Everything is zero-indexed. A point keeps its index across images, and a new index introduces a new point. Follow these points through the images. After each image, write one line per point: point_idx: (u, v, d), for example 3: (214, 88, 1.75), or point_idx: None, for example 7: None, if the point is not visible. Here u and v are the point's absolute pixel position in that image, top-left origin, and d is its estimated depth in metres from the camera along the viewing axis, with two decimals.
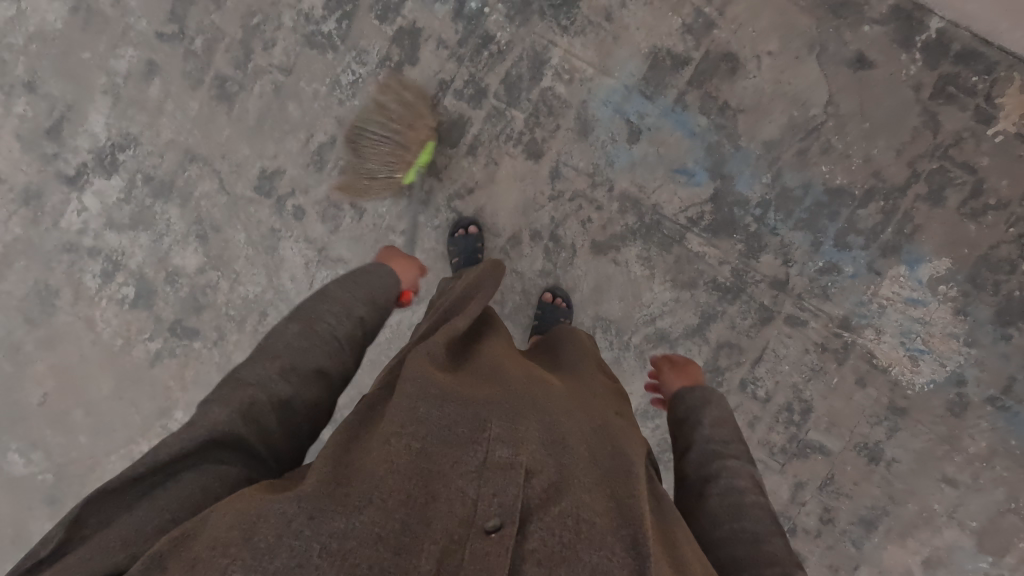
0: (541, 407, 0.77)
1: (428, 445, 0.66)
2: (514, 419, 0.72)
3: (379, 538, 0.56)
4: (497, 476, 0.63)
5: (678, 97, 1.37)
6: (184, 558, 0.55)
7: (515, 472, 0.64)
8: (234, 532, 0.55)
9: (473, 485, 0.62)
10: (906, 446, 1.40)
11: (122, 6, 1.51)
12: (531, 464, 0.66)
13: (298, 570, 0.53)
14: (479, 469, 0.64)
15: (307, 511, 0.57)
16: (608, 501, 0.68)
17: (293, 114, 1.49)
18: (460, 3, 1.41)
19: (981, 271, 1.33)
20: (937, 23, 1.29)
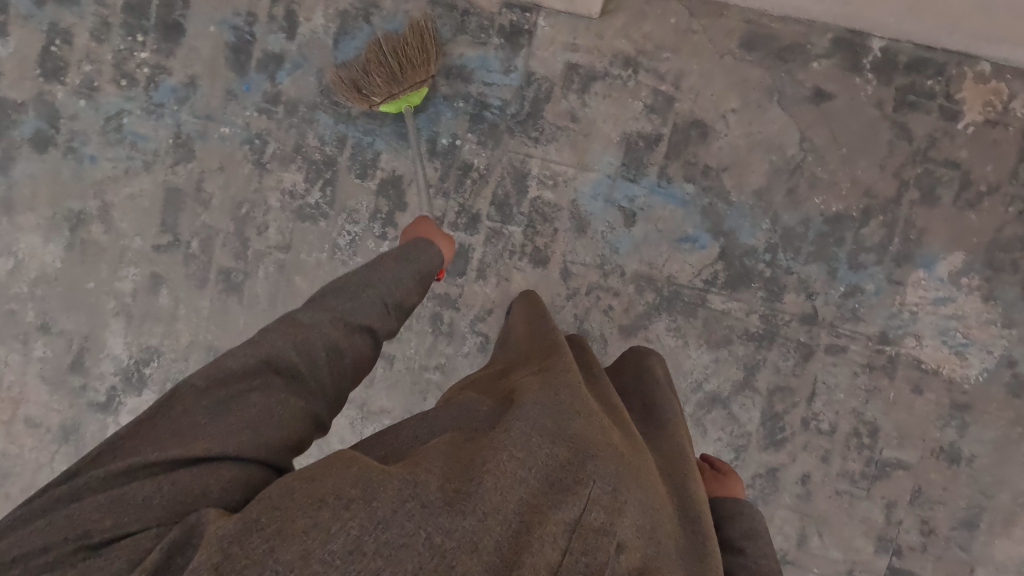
0: (640, 471, 0.73)
1: (535, 474, 0.64)
2: (618, 476, 0.68)
3: (475, 549, 0.57)
4: (588, 537, 0.61)
5: (660, 172, 1.42)
6: (305, 498, 0.58)
7: (606, 540, 0.62)
8: (358, 489, 0.59)
9: (565, 538, 0.60)
10: (981, 439, 1.39)
11: (114, 230, 1.55)
12: (620, 536, 0.64)
13: (402, 548, 0.55)
14: (574, 523, 0.61)
15: (422, 497, 0.59)
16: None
17: (302, 286, 1.52)
18: (433, 143, 1.46)
19: (995, 254, 1.37)
20: (878, 43, 1.36)
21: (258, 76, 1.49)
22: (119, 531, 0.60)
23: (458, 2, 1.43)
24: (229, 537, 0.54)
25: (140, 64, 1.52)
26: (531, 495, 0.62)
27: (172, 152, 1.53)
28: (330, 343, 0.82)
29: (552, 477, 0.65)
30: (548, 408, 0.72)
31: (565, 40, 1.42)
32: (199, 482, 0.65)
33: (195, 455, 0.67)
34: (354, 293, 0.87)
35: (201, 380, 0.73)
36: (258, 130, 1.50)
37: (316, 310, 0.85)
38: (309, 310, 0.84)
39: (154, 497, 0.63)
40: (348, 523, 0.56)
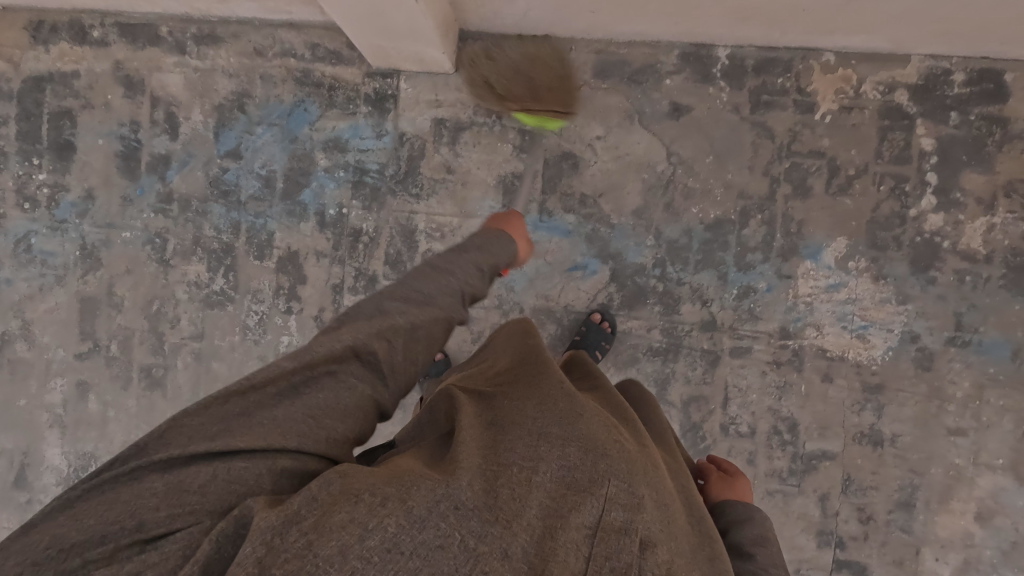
0: (656, 472, 0.67)
1: (549, 480, 0.58)
2: (634, 474, 0.62)
3: (506, 555, 0.51)
4: (609, 540, 0.55)
5: (540, 208, 1.45)
6: (344, 495, 0.52)
7: (629, 540, 0.55)
8: (390, 488, 0.53)
9: (587, 544, 0.54)
10: (901, 418, 1.38)
11: (37, 346, 1.61)
12: (646, 534, 0.57)
13: (440, 550, 0.50)
14: (593, 526, 0.55)
15: (455, 497, 0.53)
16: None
17: (220, 370, 1.56)
18: (321, 215, 1.51)
19: (876, 233, 1.38)
20: (723, 51, 1.40)
21: (150, 178, 1.56)
22: (176, 518, 0.53)
23: (323, 79, 1.49)
24: (269, 528, 0.48)
25: (40, 186, 1.59)
26: (549, 500, 0.56)
27: (80, 263, 1.59)
28: (404, 335, 0.70)
29: (567, 479, 0.59)
30: (567, 411, 0.67)
31: (428, 98, 1.47)
32: (256, 472, 0.57)
33: (242, 447, 0.58)
34: (432, 286, 0.76)
35: (288, 371, 0.63)
36: (157, 229, 1.56)
37: (388, 304, 0.73)
38: (393, 304, 0.72)
39: (211, 486, 0.55)
40: (383, 520, 0.50)
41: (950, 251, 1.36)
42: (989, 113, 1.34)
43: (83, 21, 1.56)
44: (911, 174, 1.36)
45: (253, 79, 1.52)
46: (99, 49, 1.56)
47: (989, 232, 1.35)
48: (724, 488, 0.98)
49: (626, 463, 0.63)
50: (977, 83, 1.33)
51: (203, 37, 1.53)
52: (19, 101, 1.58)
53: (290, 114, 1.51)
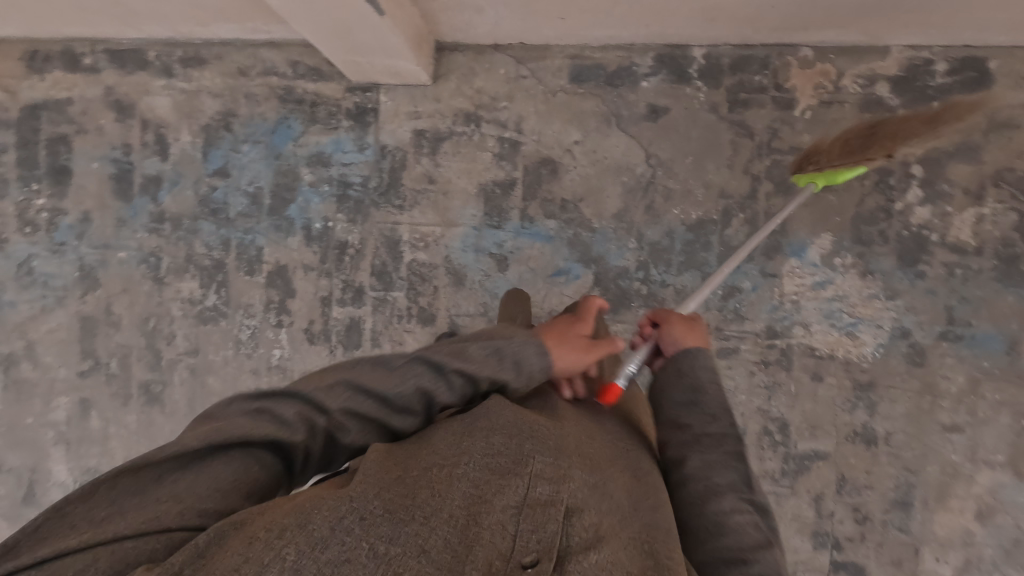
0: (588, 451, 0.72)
1: (475, 473, 0.63)
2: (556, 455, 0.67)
3: (421, 551, 0.53)
4: (536, 515, 0.59)
5: (522, 214, 1.46)
6: (241, 538, 0.53)
7: (554, 510, 0.60)
8: (288, 517, 0.55)
9: (513, 521, 0.58)
10: (893, 415, 1.36)
11: (41, 365, 1.66)
12: (571, 505, 0.61)
13: (348, 564, 0.51)
14: (518, 504, 0.60)
15: (360, 510, 0.55)
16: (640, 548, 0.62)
17: (215, 385, 1.59)
18: (307, 229, 1.54)
19: (861, 228, 1.36)
20: (698, 51, 1.39)
21: (142, 199, 1.60)
22: None
23: (305, 95, 1.52)
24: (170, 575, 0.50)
25: (38, 211, 1.64)
26: (474, 492, 0.61)
27: (79, 284, 1.63)
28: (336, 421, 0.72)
29: (492, 470, 0.63)
30: (482, 411, 0.72)
31: (408, 110, 1.49)
32: (147, 548, 0.58)
33: (144, 526, 0.59)
34: (391, 386, 0.73)
35: (191, 446, 0.66)
36: (151, 248, 1.60)
37: (331, 397, 0.72)
38: (337, 405, 0.71)
39: (90, 571, 0.54)
40: (284, 546, 0.51)
41: (938, 244, 1.33)
42: None
43: (74, 49, 1.61)
44: (895, 167, 1.34)
45: (238, 99, 1.55)
46: (91, 76, 1.60)
47: (978, 223, 1.32)
48: (676, 327, 0.96)
49: (548, 447, 0.68)
50: (959, 71, 1.31)
51: (188, 59, 1.57)
52: (17, 129, 1.64)
53: (274, 131, 1.54)
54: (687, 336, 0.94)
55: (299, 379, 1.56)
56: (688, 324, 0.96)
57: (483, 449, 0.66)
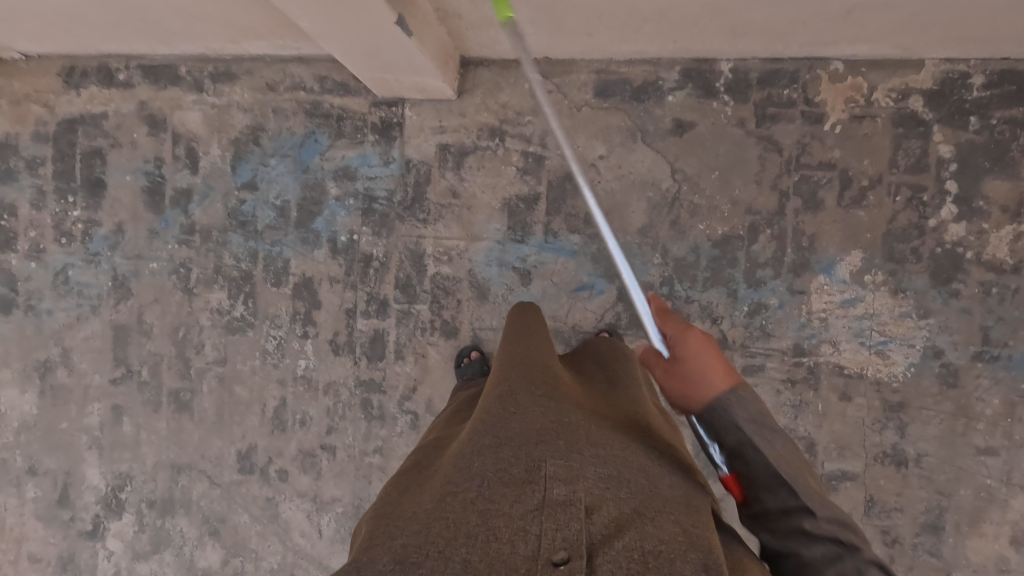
0: (602, 441, 0.64)
1: (485, 489, 0.55)
2: (566, 452, 0.60)
3: None
4: (557, 513, 0.51)
5: (545, 229, 1.46)
6: None
7: (574, 508, 0.52)
8: None
9: (534, 524, 0.50)
10: (925, 437, 1.33)
11: (76, 372, 1.71)
12: (591, 500, 0.54)
13: None
14: (537, 506, 0.52)
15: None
16: (672, 522, 0.55)
17: (242, 394, 1.62)
18: (333, 242, 1.56)
19: (893, 246, 1.33)
20: (726, 65, 1.38)
21: (174, 211, 1.64)
22: None
23: (332, 110, 1.54)
24: None
25: (75, 222, 1.69)
26: (487, 507, 0.52)
27: (113, 294, 1.68)
28: None
29: (502, 481, 0.55)
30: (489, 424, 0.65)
31: (432, 124, 1.50)
32: None
33: None
34: None
35: None
36: (181, 259, 1.64)
37: None
38: None
39: None
40: None
41: (974, 263, 1.30)
42: (1011, 116, 1.27)
43: (110, 65, 1.65)
44: (929, 183, 1.31)
45: (266, 113, 1.58)
46: (125, 91, 1.65)
47: (1016, 241, 1.28)
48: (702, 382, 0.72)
49: (556, 445, 0.60)
50: (998, 85, 1.27)
51: (219, 74, 1.60)
52: (55, 143, 1.69)
53: (301, 145, 1.56)
54: (707, 391, 0.71)
55: (324, 389, 1.58)
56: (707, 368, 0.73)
57: (493, 464, 0.58)
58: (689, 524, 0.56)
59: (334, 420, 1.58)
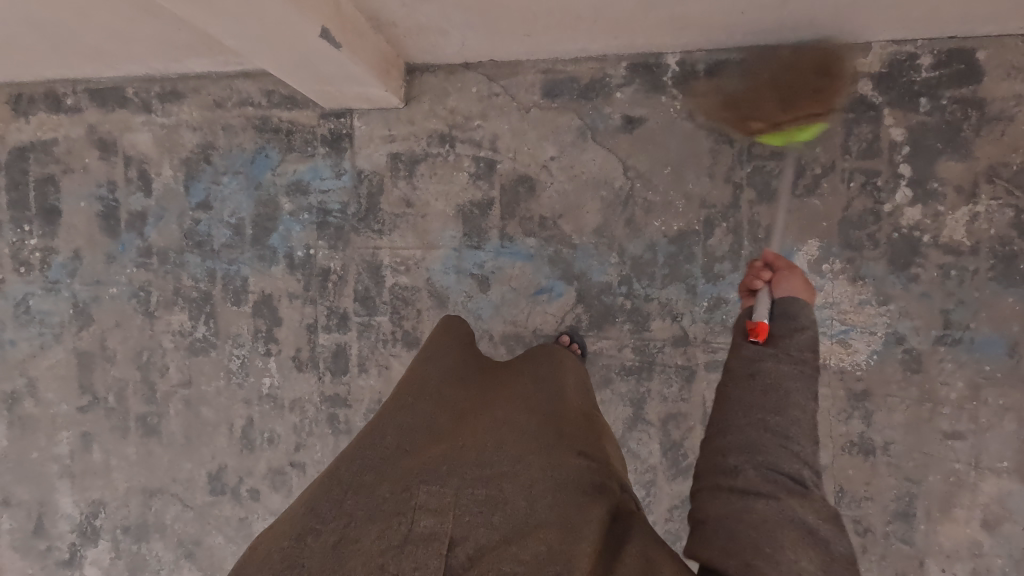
0: (481, 465, 0.76)
1: (357, 525, 0.66)
2: (443, 483, 0.71)
3: None
4: (418, 550, 0.63)
5: (501, 233, 1.44)
6: None
7: (436, 543, 0.64)
8: None
9: (393, 560, 0.62)
10: (891, 425, 1.31)
11: (43, 402, 1.69)
12: (456, 533, 0.66)
13: None
14: (401, 541, 0.64)
15: None
16: (534, 542, 0.67)
17: (209, 415, 1.61)
18: (290, 257, 1.54)
19: (850, 233, 1.31)
20: (672, 58, 1.35)
21: (129, 235, 1.62)
22: None
23: (281, 124, 1.52)
24: None
25: (32, 250, 1.67)
26: (352, 543, 0.64)
27: (74, 321, 1.66)
28: None
29: (377, 517, 0.66)
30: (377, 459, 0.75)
31: (382, 133, 1.48)
32: None
33: None
34: None
35: None
36: (140, 283, 1.62)
37: None
38: None
39: None
40: None
41: (931, 246, 1.28)
42: (962, 95, 1.25)
43: (57, 90, 1.63)
44: (882, 168, 1.29)
45: (216, 131, 1.56)
46: (73, 116, 1.63)
47: (973, 222, 1.26)
48: (794, 281, 0.88)
49: (435, 478, 0.71)
50: (947, 65, 1.25)
51: (166, 94, 1.58)
52: (7, 172, 1.67)
53: (252, 161, 1.55)
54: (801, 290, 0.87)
55: (290, 406, 1.57)
56: (806, 282, 0.89)
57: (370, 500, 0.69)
58: (553, 542, 0.67)
59: (302, 436, 1.57)
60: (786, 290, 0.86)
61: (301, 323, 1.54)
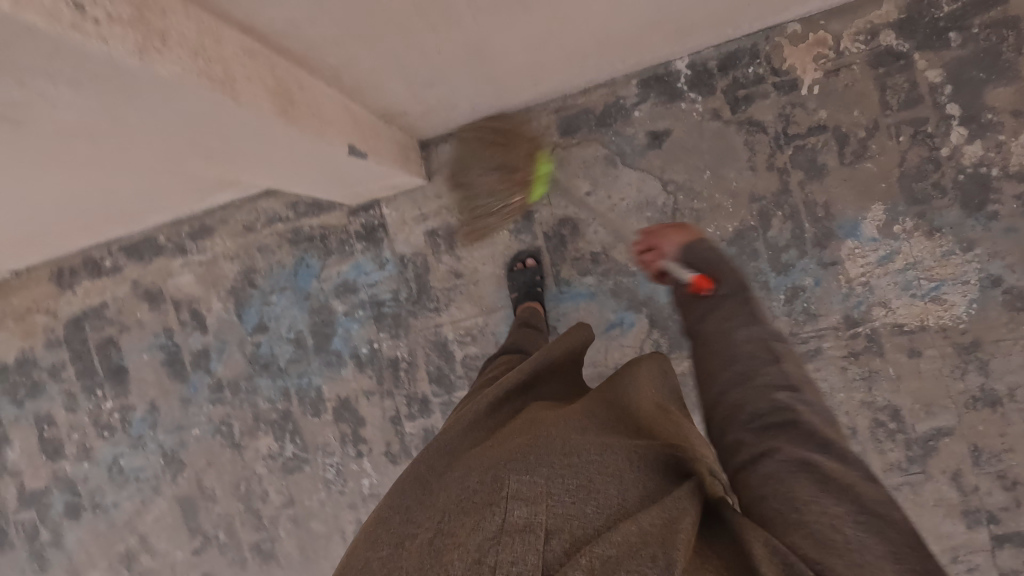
0: (573, 447, 0.69)
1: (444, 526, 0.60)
2: (532, 471, 0.64)
3: None
4: (515, 541, 0.55)
5: (557, 279, 1.43)
6: None
7: (533, 532, 0.56)
8: None
9: (489, 553, 0.54)
10: (1011, 369, 1.25)
11: (158, 554, 1.72)
12: (552, 521, 0.57)
13: None
14: (494, 534, 0.56)
15: None
16: (636, 522, 0.58)
17: (320, 528, 1.61)
18: (356, 356, 1.54)
19: (912, 187, 1.26)
20: (682, 62, 1.32)
21: (198, 375, 1.64)
22: None
23: (313, 232, 1.54)
24: None
25: (110, 412, 1.70)
26: (445, 542, 0.58)
27: (167, 469, 1.69)
28: None
29: (465, 513, 0.61)
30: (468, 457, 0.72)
31: (414, 215, 1.48)
32: None
33: None
34: None
35: None
36: (220, 417, 1.64)
37: None
38: None
39: None
40: None
41: (1002, 178, 1.22)
42: (992, 19, 1.19)
43: (94, 256, 1.67)
44: (928, 113, 1.24)
45: (253, 254, 1.58)
46: (115, 276, 1.66)
47: None
48: (672, 238, 0.96)
49: (523, 465, 0.65)
50: None
51: (196, 231, 1.61)
52: (67, 345, 1.71)
53: (295, 274, 1.56)
54: (682, 237, 0.96)
55: None
56: (679, 230, 0.98)
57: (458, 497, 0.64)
58: (655, 522, 0.59)
59: None
60: (677, 246, 0.95)
61: (384, 417, 1.54)
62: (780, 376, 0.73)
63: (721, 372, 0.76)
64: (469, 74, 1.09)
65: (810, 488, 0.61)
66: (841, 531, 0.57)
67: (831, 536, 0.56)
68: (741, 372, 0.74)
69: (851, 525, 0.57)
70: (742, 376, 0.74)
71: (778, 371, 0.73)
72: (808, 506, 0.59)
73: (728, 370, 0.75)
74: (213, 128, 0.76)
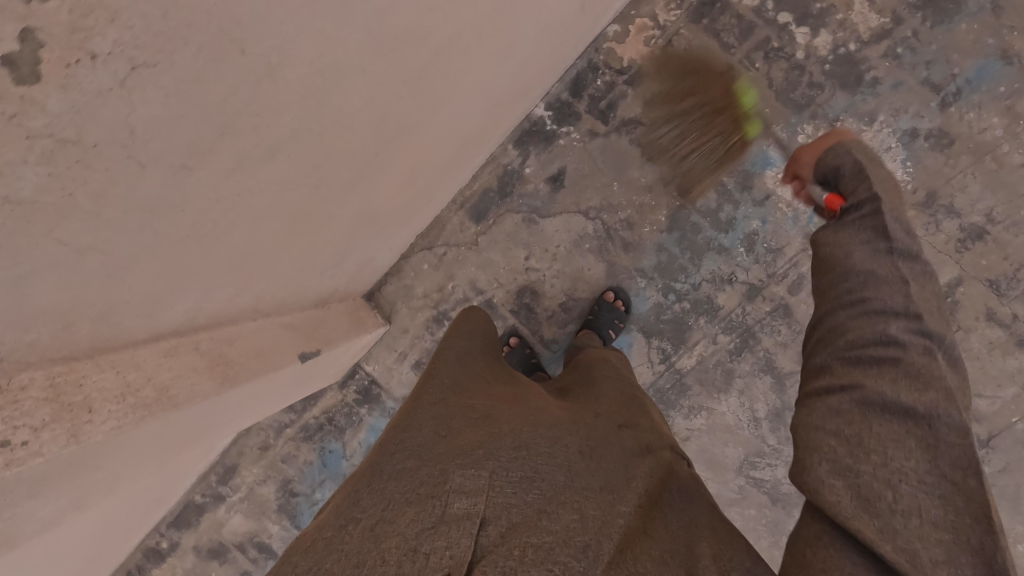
0: (519, 440, 0.71)
1: (388, 511, 0.62)
2: (478, 464, 0.66)
3: None
4: (452, 529, 0.57)
5: (544, 341, 1.46)
6: None
7: (471, 521, 0.58)
8: None
9: (427, 539, 0.57)
10: (976, 197, 1.26)
11: None
12: (488, 513, 0.60)
13: None
14: (433, 523, 0.58)
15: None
16: (570, 517, 0.62)
17: None
18: None
19: (793, 98, 1.30)
20: (540, 108, 1.41)
21: None
22: None
23: (320, 419, 1.60)
24: None
25: None
26: (385, 529, 0.59)
27: None
28: None
29: (408, 501, 0.63)
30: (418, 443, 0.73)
31: (394, 357, 1.53)
32: None
33: None
34: None
35: None
36: None
37: None
38: None
39: None
40: None
41: (862, 48, 1.26)
42: None
43: (149, 545, 1.72)
44: (767, 32, 1.29)
45: (281, 467, 1.62)
46: (176, 552, 1.70)
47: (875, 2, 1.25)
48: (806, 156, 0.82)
49: (469, 459, 0.67)
50: None
51: (223, 475, 1.65)
52: None
53: (326, 463, 1.60)
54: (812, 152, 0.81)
55: None
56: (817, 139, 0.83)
57: (404, 486, 0.65)
58: (590, 510, 0.63)
59: None
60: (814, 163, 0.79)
61: None
62: (902, 302, 0.57)
63: (840, 285, 0.62)
64: (367, 231, 1.16)
65: (882, 439, 0.50)
66: (895, 491, 0.48)
67: (883, 498, 0.48)
68: (857, 293, 0.60)
69: (911, 486, 0.48)
70: (855, 295, 0.60)
71: (904, 301, 0.57)
72: (877, 464, 0.49)
73: (843, 288, 0.62)
74: (158, 435, 0.84)
